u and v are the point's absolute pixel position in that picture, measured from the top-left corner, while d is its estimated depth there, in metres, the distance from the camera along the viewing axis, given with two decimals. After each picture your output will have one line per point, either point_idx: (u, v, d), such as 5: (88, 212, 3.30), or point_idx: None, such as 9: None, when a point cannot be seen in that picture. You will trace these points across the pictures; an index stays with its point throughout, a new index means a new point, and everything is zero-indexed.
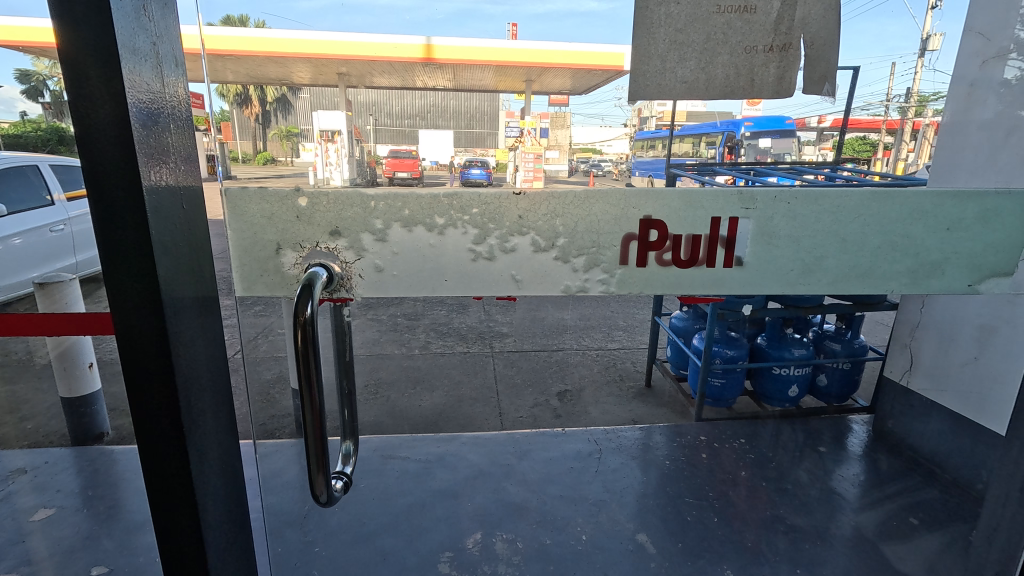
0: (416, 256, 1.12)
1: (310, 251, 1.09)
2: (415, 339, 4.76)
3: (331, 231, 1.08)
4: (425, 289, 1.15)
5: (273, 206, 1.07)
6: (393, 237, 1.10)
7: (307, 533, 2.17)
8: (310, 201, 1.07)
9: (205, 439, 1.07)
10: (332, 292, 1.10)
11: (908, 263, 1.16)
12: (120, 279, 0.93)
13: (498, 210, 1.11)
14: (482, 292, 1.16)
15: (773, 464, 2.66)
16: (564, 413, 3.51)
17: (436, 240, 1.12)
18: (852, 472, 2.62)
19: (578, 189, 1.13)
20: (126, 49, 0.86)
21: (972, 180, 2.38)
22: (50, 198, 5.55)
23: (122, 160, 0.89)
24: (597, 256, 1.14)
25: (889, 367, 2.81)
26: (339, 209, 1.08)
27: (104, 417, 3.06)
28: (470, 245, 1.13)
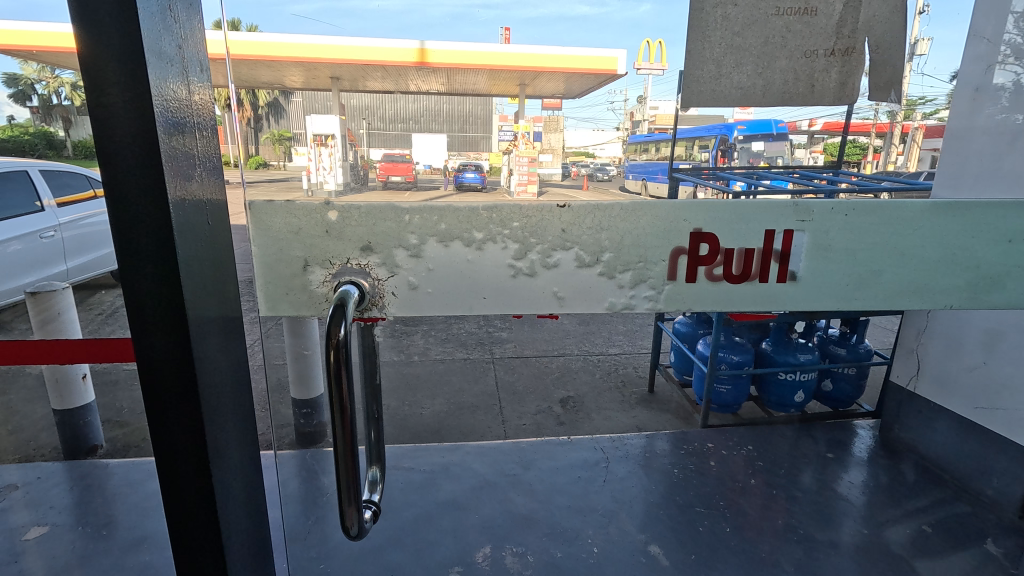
0: (453, 273, 1.08)
1: (341, 269, 1.04)
2: (415, 346, 4.71)
3: (362, 247, 1.04)
4: (461, 307, 1.11)
5: (302, 220, 1.02)
6: (428, 254, 1.06)
7: (311, 548, 2.12)
8: (340, 215, 1.02)
9: (229, 468, 1.02)
10: (364, 311, 1.06)
11: (966, 276, 1.14)
12: (142, 300, 0.89)
13: (541, 223, 1.07)
14: (523, 308, 1.12)
15: (783, 471, 2.64)
16: (568, 420, 3.46)
17: (474, 258, 1.08)
18: (861, 479, 2.59)
19: (626, 201, 1.09)
20: (153, 54, 0.82)
21: (978, 184, 2.38)
22: (41, 205, 5.47)
23: (146, 176, 0.84)
24: (643, 270, 1.11)
25: (894, 372, 2.79)
26: (369, 225, 1.03)
27: (98, 428, 2.99)
28: (504, 258, 1.09)
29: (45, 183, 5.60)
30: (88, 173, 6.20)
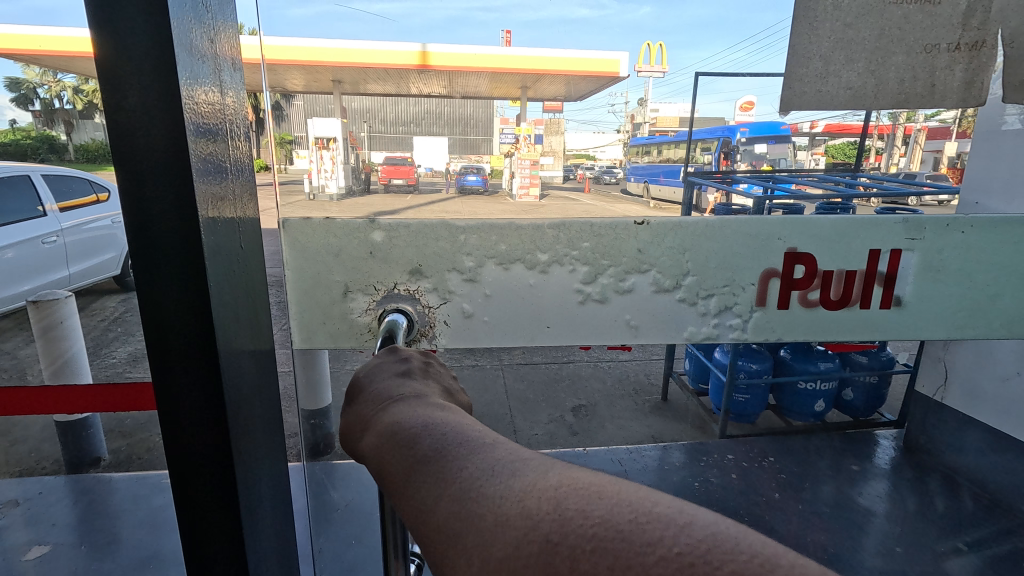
0: (515, 293, 1.33)
1: (387, 293, 1.30)
2: None
3: (411, 272, 1.29)
4: (532, 324, 1.35)
5: (348, 240, 1.27)
6: (484, 274, 1.31)
7: (322, 570, 2.03)
8: (385, 236, 1.27)
9: (250, 477, 1.08)
10: (412, 341, 1.33)
11: (1014, 302, 1.40)
12: (165, 312, 0.95)
13: (615, 244, 1.31)
14: (593, 328, 1.37)
15: (809, 485, 2.55)
16: (581, 430, 3.38)
17: (537, 281, 1.33)
18: (890, 493, 2.51)
19: (713, 220, 1.31)
20: (182, 52, 0.88)
21: (1010, 187, 2.30)
22: (41, 210, 5.41)
23: (171, 184, 0.90)
24: (728, 295, 1.36)
25: (919, 382, 2.71)
26: (508, 254, 1.31)
27: (100, 441, 2.90)
28: (607, 285, 1.34)
29: (46, 188, 5.54)
30: (90, 178, 6.14)
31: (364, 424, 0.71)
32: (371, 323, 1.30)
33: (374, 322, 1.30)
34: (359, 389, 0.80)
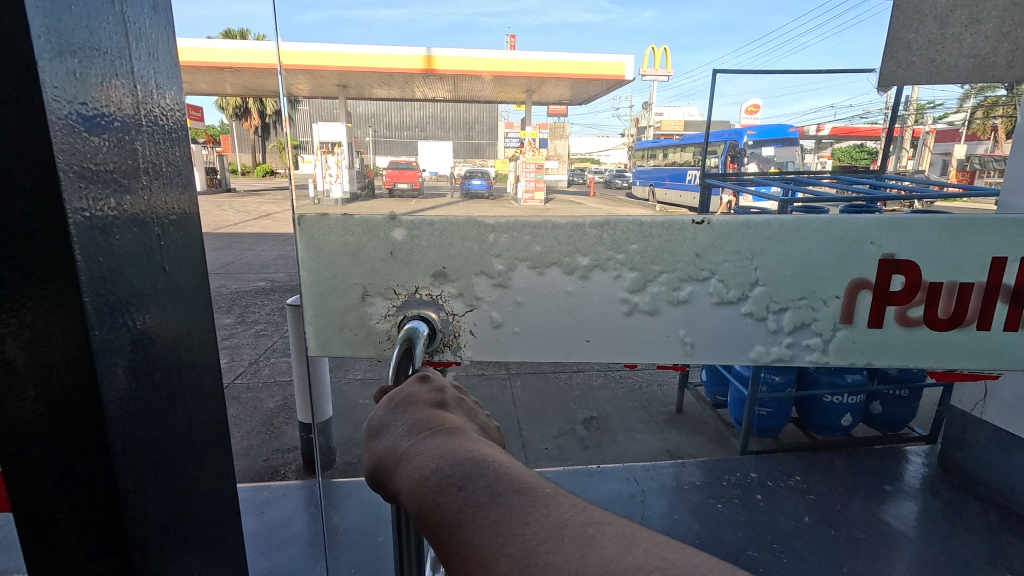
0: (548, 298, 1.39)
1: (405, 298, 1.40)
2: None
3: (433, 274, 1.39)
4: (570, 333, 1.42)
5: (371, 236, 1.37)
6: (514, 278, 1.39)
7: None
8: (405, 233, 1.36)
9: (138, 493, 1.11)
10: (436, 349, 1.42)
11: None
12: (37, 320, 0.99)
13: (672, 246, 1.36)
14: (634, 338, 1.42)
15: (839, 506, 2.39)
16: (593, 444, 3.23)
17: (573, 288, 1.38)
18: (927, 515, 2.35)
19: (797, 220, 1.32)
20: (49, 61, 0.93)
21: None
22: None
23: (32, 189, 0.95)
24: (807, 309, 1.38)
25: (955, 395, 2.55)
26: (564, 261, 1.37)
27: None
28: (665, 293, 1.39)
29: None
30: None
31: (396, 462, 0.70)
32: (388, 329, 1.41)
33: (390, 327, 1.40)
34: (395, 419, 0.77)
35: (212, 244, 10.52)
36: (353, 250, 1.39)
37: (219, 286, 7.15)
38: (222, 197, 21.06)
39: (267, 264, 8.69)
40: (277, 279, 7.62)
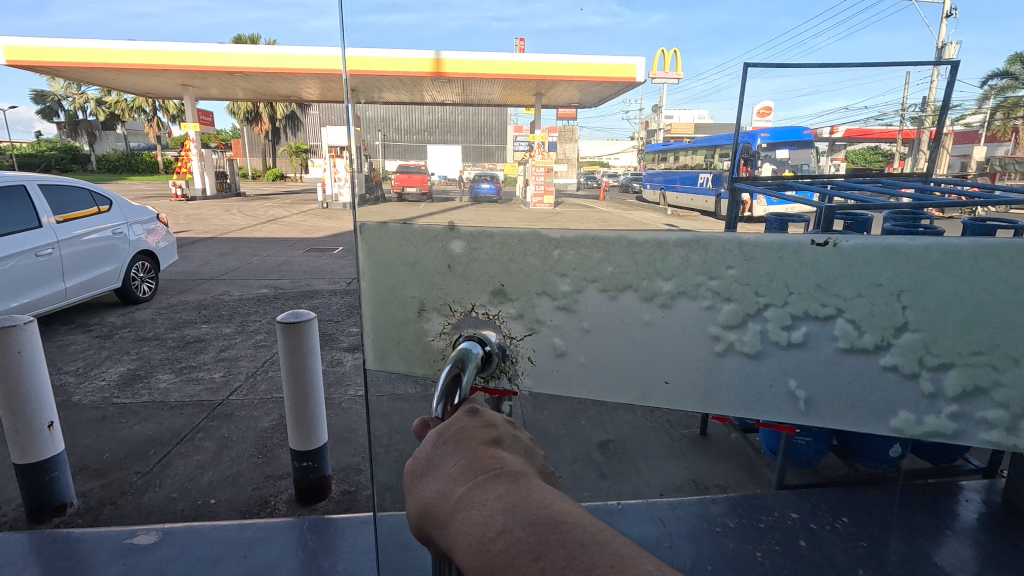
0: (618, 324, 1.17)
1: (462, 316, 1.23)
2: None
3: (492, 291, 1.20)
4: (645, 374, 1.18)
5: (428, 249, 1.23)
6: (583, 300, 1.17)
7: None
8: (464, 246, 1.20)
9: None
10: (492, 377, 1.20)
11: None
12: None
13: (782, 270, 1.08)
14: (726, 383, 1.16)
15: (895, 556, 2.11)
16: (611, 472, 2.97)
17: (653, 317, 1.15)
18: (997, 568, 2.06)
19: (970, 247, 0.98)
20: None
21: None
22: (37, 220, 5.14)
23: None
24: (984, 369, 1.03)
25: None
26: (650, 284, 1.14)
27: (69, 485, 2.56)
28: (772, 332, 1.11)
29: (45, 198, 5.30)
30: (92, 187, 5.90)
31: (443, 521, 0.66)
32: (443, 347, 1.25)
33: (446, 345, 1.25)
34: (446, 455, 0.73)
35: (218, 249, 10.41)
36: (410, 260, 1.25)
37: (222, 293, 6.98)
38: (231, 201, 21.08)
39: (272, 270, 8.54)
40: (281, 286, 7.45)
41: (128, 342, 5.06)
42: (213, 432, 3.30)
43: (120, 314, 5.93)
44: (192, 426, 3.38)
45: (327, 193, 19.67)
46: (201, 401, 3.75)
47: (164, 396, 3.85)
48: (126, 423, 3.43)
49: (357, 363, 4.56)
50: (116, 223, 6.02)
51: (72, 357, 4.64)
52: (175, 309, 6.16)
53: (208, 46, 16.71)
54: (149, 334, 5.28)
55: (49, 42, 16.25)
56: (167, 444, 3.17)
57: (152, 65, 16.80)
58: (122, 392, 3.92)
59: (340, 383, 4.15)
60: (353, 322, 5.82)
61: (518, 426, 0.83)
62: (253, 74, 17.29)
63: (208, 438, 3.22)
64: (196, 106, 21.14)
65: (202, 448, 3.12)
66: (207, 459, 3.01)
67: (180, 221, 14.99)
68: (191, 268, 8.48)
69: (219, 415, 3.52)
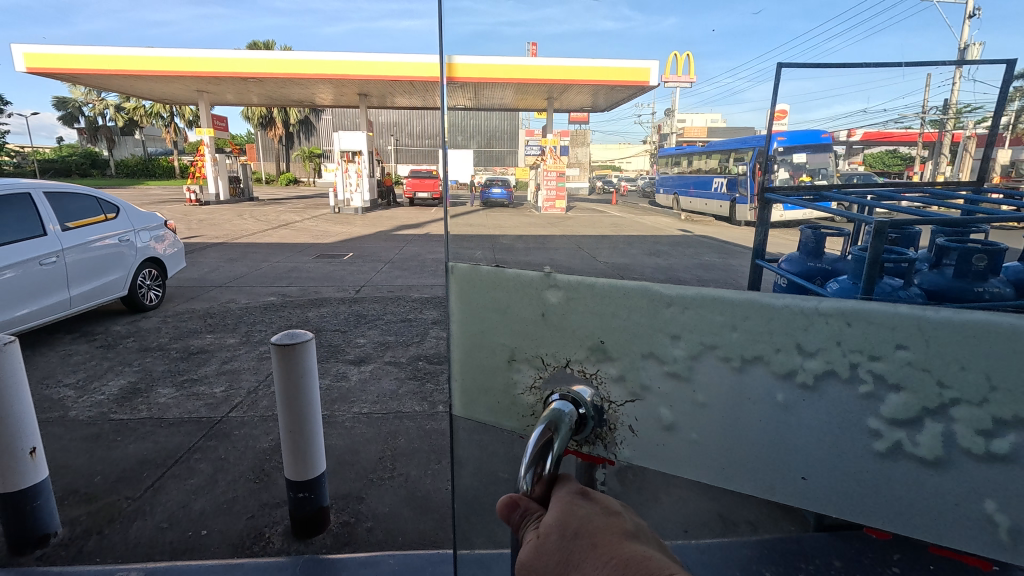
0: (734, 400, 0.99)
1: (555, 371, 1.14)
2: (440, 393, 4.09)
3: (588, 348, 1.09)
4: (766, 463, 1.00)
5: (520, 297, 1.16)
6: (699, 369, 1.00)
7: None
8: (559, 296, 1.11)
9: None
10: (588, 440, 1.12)
11: None
12: None
13: (984, 360, 0.79)
14: (882, 493, 0.92)
15: None
16: None
17: (788, 399, 0.95)
18: None
19: None
20: None
21: None
22: (42, 228, 5.06)
23: None
24: None
25: None
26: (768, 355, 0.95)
27: (53, 513, 2.41)
28: (962, 436, 0.83)
29: (50, 206, 5.23)
30: (98, 194, 5.83)
31: None
32: (535, 402, 1.17)
33: (536, 401, 1.17)
34: (579, 553, 0.73)
35: (228, 255, 10.37)
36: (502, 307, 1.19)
37: (228, 301, 6.88)
38: (243, 206, 21.20)
39: (280, 277, 8.45)
40: (289, 294, 7.34)
41: (131, 352, 4.95)
42: (210, 453, 3.14)
43: (125, 323, 5.83)
44: (188, 446, 3.22)
45: (338, 197, 19.68)
46: (199, 418, 3.60)
47: (163, 412, 3.71)
48: (121, 442, 3.28)
49: (362, 377, 4.39)
50: (123, 230, 5.94)
51: (73, 369, 4.53)
52: (181, 318, 6.06)
53: (222, 53, 16.83)
54: (153, 344, 5.16)
55: (67, 50, 16.48)
56: (161, 466, 3.01)
57: (167, 71, 16.97)
58: (120, 407, 3.78)
59: (344, 398, 3.98)
60: (359, 332, 5.68)
61: (631, 511, 0.84)
62: (266, 79, 17.39)
63: (204, 460, 3.05)
64: (210, 112, 21.33)
65: (197, 470, 2.96)
66: (202, 483, 2.85)
67: (192, 226, 15.06)
68: (200, 275, 8.41)
69: (216, 434, 3.36)
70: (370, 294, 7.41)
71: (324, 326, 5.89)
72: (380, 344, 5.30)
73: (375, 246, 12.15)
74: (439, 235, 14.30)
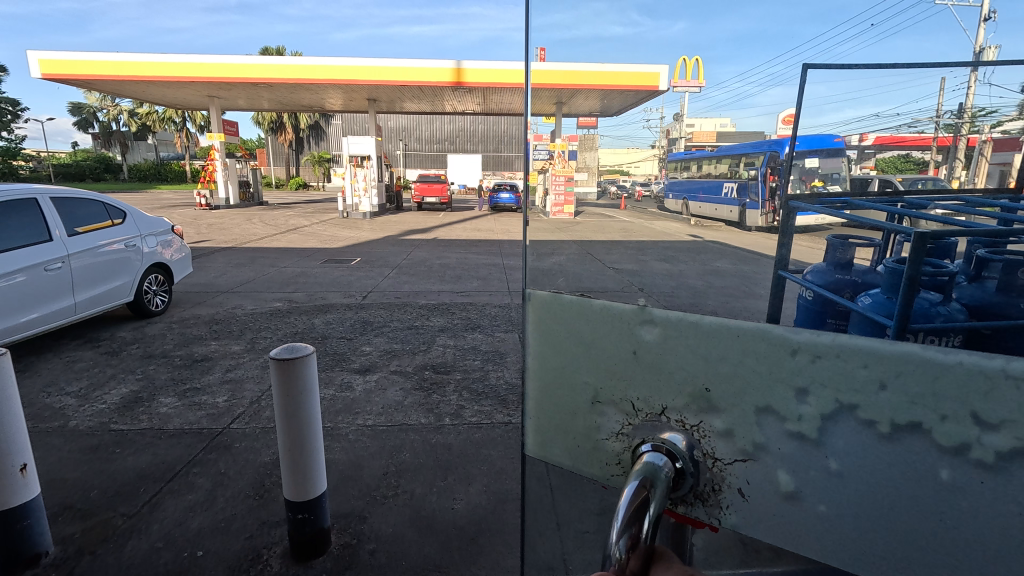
0: (872, 470, 0.83)
1: (648, 419, 1.02)
2: (446, 404, 3.98)
3: (689, 397, 0.96)
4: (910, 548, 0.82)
5: (608, 334, 1.05)
6: (831, 431, 0.84)
7: None
8: (654, 336, 0.98)
9: None
10: (686, 500, 0.99)
11: None
12: None
13: None
14: None
15: None
16: None
17: (953, 476, 0.76)
18: None
19: None
20: None
21: None
22: (47, 233, 5.03)
23: None
24: None
25: None
26: (911, 412, 0.77)
27: (45, 532, 2.33)
28: None
29: (56, 212, 5.20)
30: (105, 199, 5.81)
31: None
32: (622, 450, 1.06)
33: (623, 449, 1.06)
34: None
35: (236, 259, 10.35)
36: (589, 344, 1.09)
37: (235, 307, 6.83)
38: (253, 210, 21.30)
39: (287, 282, 8.40)
40: (296, 299, 7.29)
41: (135, 359, 4.89)
42: (209, 467, 3.04)
43: (131, 329, 5.79)
44: (187, 459, 3.13)
45: (347, 202, 19.69)
46: (200, 429, 3.51)
47: (164, 422, 3.62)
48: (120, 454, 3.19)
49: (367, 387, 4.30)
50: (129, 235, 5.91)
51: (76, 376, 4.47)
52: (186, 324, 6.01)
53: (233, 58, 16.94)
54: (157, 351, 5.10)
55: (82, 56, 16.65)
56: (159, 480, 2.92)
57: (179, 77, 17.09)
58: (121, 417, 3.71)
59: (349, 409, 3.88)
60: (366, 340, 5.59)
61: None
62: (277, 85, 17.49)
63: (203, 475, 2.96)
64: (221, 117, 21.47)
65: (196, 486, 2.86)
66: (199, 499, 2.75)
67: (202, 230, 15.11)
68: (207, 280, 8.38)
69: (217, 446, 3.27)
70: (377, 301, 7.33)
71: (330, 333, 5.80)
72: (387, 352, 5.21)
73: (383, 251, 12.10)
74: (447, 240, 14.23)
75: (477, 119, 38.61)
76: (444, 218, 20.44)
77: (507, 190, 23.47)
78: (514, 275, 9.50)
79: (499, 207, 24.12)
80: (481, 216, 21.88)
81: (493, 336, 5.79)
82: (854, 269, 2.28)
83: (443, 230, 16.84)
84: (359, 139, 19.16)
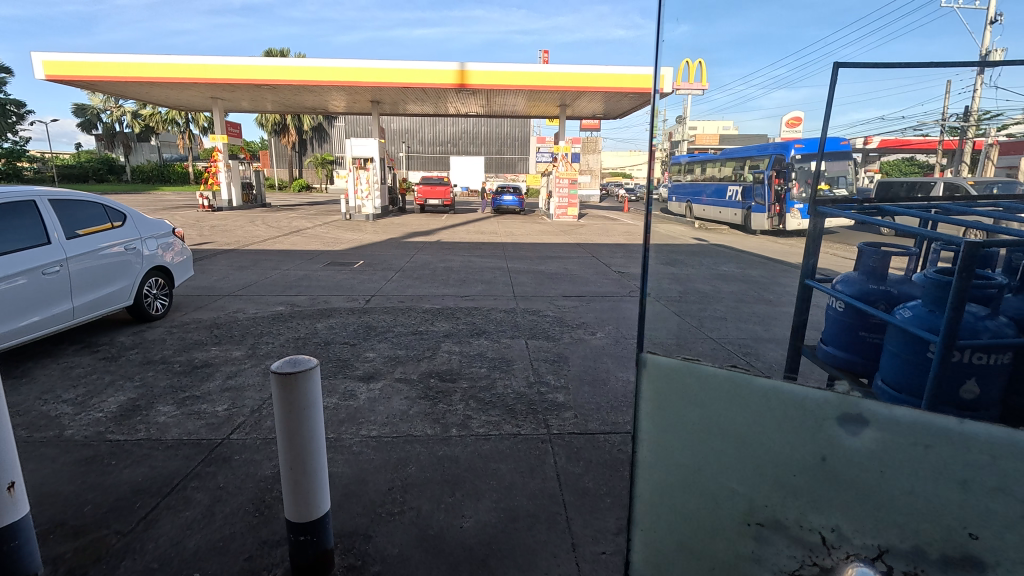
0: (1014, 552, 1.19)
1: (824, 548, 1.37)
2: (453, 414, 3.86)
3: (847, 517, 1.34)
4: None
5: (766, 470, 1.42)
6: (968, 531, 1.23)
7: None
8: (811, 464, 1.36)
9: None
10: None
11: None
12: None
13: None
14: None
15: None
16: None
17: None
18: None
19: None
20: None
21: None
22: (46, 236, 4.93)
23: None
24: None
25: None
26: (1006, 507, 1.19)
27: (33, 553, 2.20)
28: None
29: (55, 214, 5.11)
30: (105, 202, 5.71)
31: None
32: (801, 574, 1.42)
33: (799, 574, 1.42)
34: None
35: (237, 262, 10.24)
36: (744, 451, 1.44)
37: (236, 311, 6.72)
38: (255, 212, 21.21)
39: (289, 285, 8.29)
40: (298, 303, 7.17)
41: (134, 365, 4.77)
42: (208, 481, 2.92)
43: (130, 334, 5.68)
44: (185, 473, 3.01)
45: (350, 204, 19.60)
46: (199, 440, 3.40)
47: (161, 432, 3.51)
48: (116, 466, 3.08)
49: (371, 396, 4.17)
50: (130, 238, 5.81)
51: (73, 383, 4.36)
52: (187, 329, 5.89)
53: (235, 60, 16.87)
54: (157, 356, 4.99)
55: (84, 57, 16.60)
56: (155, 495, 2.80)
57: (181, 79, 17.02)
58: (118, 426, 3.59)
59: (352, 419, 3.76)
60: (369, 346, 5.47)
61: None
62: (280, 87, 17.42)
63: (201, 490, 2.84)
64: (223, 118, 21.40)
65: (193, 502, 2.74)
66: (197, 516, 2.63)
67: (204, 232, 15.03)
68: (208, 284, 8.27)
69: (216, 458, 3.16)
70: (380, 305, 7.21)
71: (332, 339, 5.68)
72: (391, 358, 5.09)
73: (385, 254, 11.98)
74: (450, 243, 14.10)
75: (480, 121, 38.52)
76: (447, 221, 20.32)
77: (510, 193, 23.34)
78: (519, 278, 9.37)
79: (502, 210, 24.00)
80: (484, 218, 21.75)
81: (499, 342, 5.65)
82: (888, 279, 2.21)
83: (446, 232, 16.72)
84: (362, 140, 19.06)
